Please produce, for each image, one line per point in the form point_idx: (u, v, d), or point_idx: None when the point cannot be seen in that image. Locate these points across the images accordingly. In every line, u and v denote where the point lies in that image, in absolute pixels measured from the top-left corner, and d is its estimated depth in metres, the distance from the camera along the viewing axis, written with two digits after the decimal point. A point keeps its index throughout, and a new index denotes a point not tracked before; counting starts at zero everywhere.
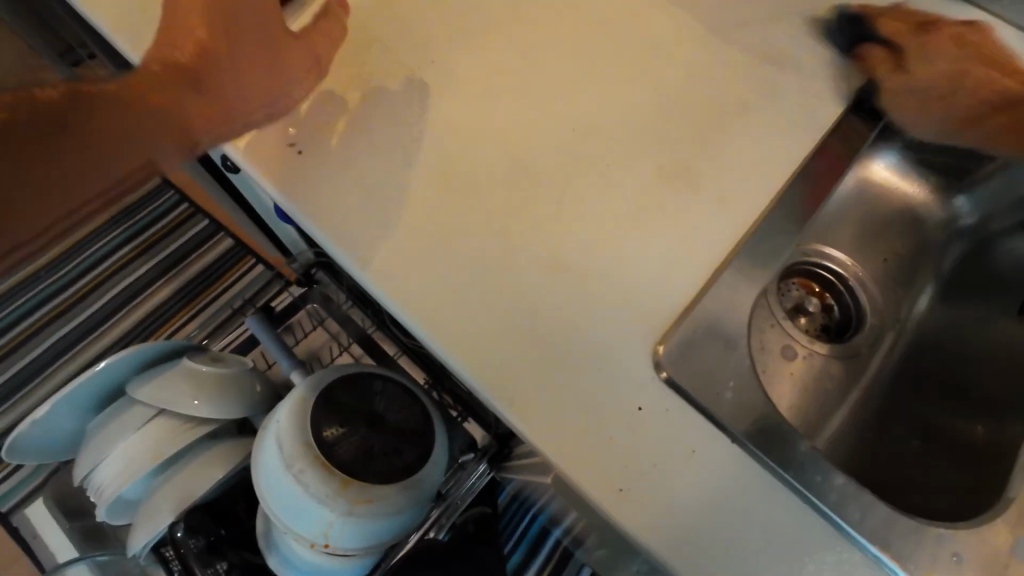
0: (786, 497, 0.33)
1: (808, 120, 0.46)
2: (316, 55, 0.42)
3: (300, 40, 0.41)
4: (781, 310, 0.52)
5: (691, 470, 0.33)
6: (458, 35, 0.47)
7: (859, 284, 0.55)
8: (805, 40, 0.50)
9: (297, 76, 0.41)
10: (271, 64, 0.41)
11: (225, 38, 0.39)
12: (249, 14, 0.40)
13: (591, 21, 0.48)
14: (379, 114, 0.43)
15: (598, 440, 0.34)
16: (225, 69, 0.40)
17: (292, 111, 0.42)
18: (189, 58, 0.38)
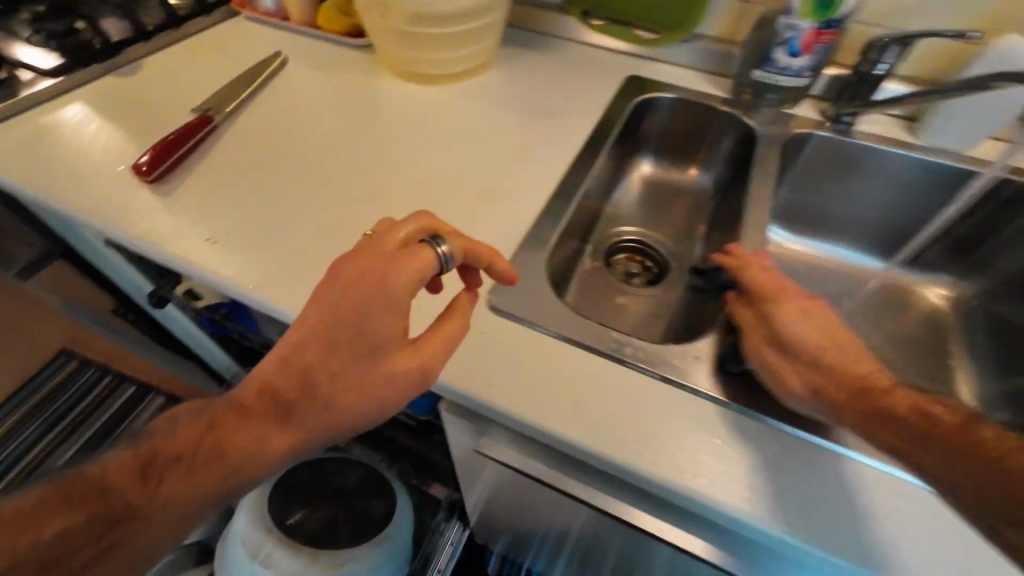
0: (593, 359, 0.50)
1: (567, 143, 0.69)
2: (423, 367, 0.44)
3: (420, 355, 0.44)
4: (613, 277, 0.72)
5: (531, 362, 0.49)
6: (313, 147, 0.66)
7: (658, 244, 0.77)
8: (551, 99, 0.75)
9: (399, 386, 0.44)
10: (376, 368, 0.43)
11: (342, 340, 0.42)
12: (375, 318, 0.42)
13: (406, 122, 0.71)
14: (260, 202, 0.59)
15: (464, 364, 0.49)
16: (336, 376, 0.42)
17: (192, 217, 0.57)
18: (297, 382, 0.42)
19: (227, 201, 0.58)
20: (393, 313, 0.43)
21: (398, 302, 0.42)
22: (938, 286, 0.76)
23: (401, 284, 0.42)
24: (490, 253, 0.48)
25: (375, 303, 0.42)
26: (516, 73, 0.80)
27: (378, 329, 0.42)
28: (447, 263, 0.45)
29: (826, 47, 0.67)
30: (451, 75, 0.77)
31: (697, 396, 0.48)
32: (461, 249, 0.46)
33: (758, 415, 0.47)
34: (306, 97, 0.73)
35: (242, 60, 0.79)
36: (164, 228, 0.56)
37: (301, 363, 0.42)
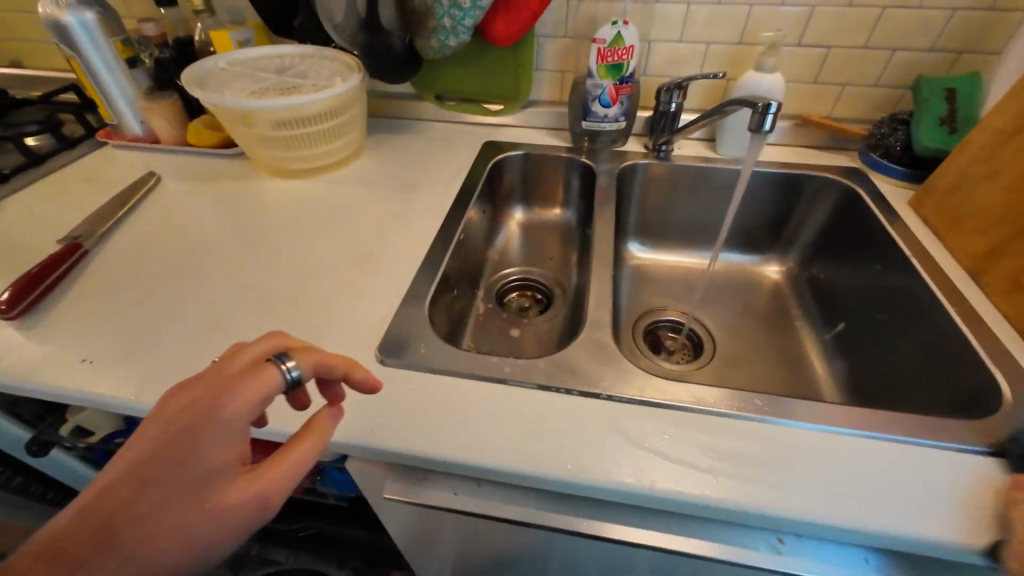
0: (500, 387, 0.52)
1: (438, 206, 0.77)
2: (261, 497, 0.39)
3: (264, 483, 0.39)
4: (507, 313, 0.79)
5: (441, 400, 0.51)
6: (193, 253, 0.68)
7: (541, 277, 0.86)
8: (420, 173, 0.85)
9: (229, 526, 0.37)
10: (204, 506, 0.36)
11: (165, 476, 0.36)
12: (207, 449, 0.37)
13: (286, 214, 0.76)
14: (138, 314, 0.59)
15: (373, 418, 0.50)
16: (152, 523, 0.34)
17: (62, 343, 0.56)
18: (92, 539, 0.33)
19: (102, 320, 0.58)
20: (228, 441, 0.38)
21: (235, 430, 0.38)
22: (774, 264, 0.91)
23: (242, 407, 0.38)
24: (349, 361, 0.46)
25: (205, 431, 0.37)
26: (387, 156, 0.89)
27: (209, 462, 0.37)
28: (298, 379, 0.42)
29: (628, 97, 0.83)
30: (325, 165, 0.85)
31: (601, 398, 0.51)
32: (315, 361, 0.44)
33: (655, 401, 0.50)
34: (183, 208, 0.77)
35: (112, 186, 0.81)
36: (29, 361, 0.54)
37: (100, 513, 0.34)
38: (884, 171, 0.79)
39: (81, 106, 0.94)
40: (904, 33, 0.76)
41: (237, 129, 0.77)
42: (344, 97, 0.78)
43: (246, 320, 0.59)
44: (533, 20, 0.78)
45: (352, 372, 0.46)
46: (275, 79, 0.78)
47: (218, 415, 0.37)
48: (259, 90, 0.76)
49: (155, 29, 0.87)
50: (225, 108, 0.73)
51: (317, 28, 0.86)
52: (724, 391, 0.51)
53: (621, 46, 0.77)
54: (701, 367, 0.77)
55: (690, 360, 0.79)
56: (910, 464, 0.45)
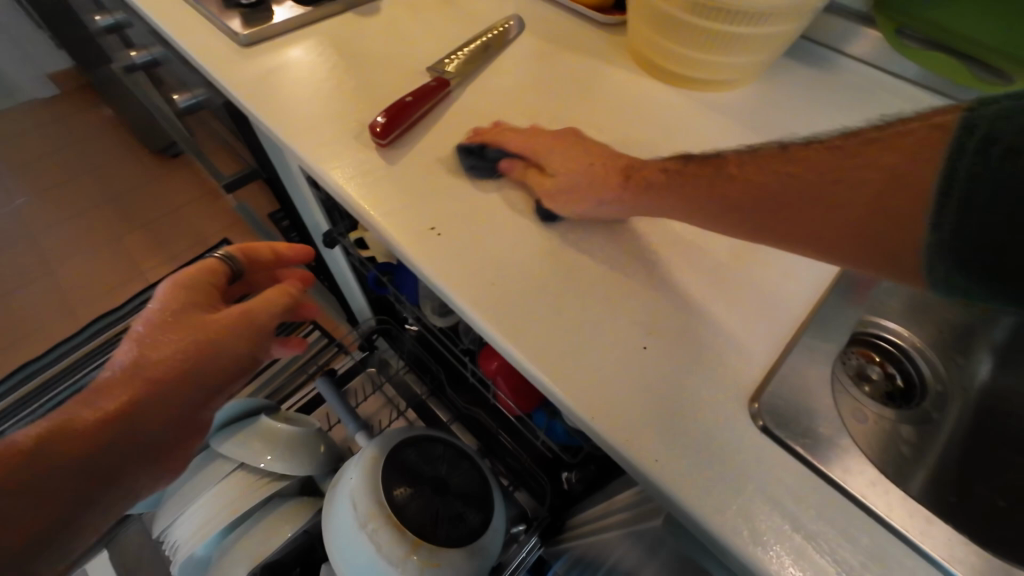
0: (908, 554, 0.35)
1: None
2: (267, 301, 0.53)
3: (242, 312, 0.50)
4: (851, 375, 0.56)
5: (821, 520, 0.36)
6: (545, 137, 0.58)
7: (918, 351, 0.59)
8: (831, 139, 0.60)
9: (259, 313, 0.51)
10: (199, 330, 0.48)
11: (160, 320, 0.47)
12: (197, 293, 0.51)
13: (650, 130, 0.60)
14: (483, 193, 0.52)
15: (729, 492, 0.37)
16: (156, 349, 0.46)
17: (414, 191, 0.52)
18: (149, 355, 0.46)
19: (449, 181, 0.53)
20: (208, 291, 0.52)
21: (213, 284, 0.53)
22: None
23: (218, 275, 0.54)
24: (270, 243, 0.61)
25: (189, 287, 0.50)
26: (790, 95, 0.65)
27: (202, 300, 0.50)
28: (232, 260, 0.56)
29: None
30: (711, 81, 0.64)
31: None
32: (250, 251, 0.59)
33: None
34: (544, 74, 0.65)
35: (475, 18, 0.73)
36: (384, 197, 0.52)
37: (139, 346, 0.46)
38: None
39: None
40: None
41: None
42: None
43: (586, 256, 0.49)
44: None
45: (280, 253, 0.61)
46: None
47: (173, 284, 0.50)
48: None
49: None
50: None
51: None
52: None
53: None
54: None
55: None
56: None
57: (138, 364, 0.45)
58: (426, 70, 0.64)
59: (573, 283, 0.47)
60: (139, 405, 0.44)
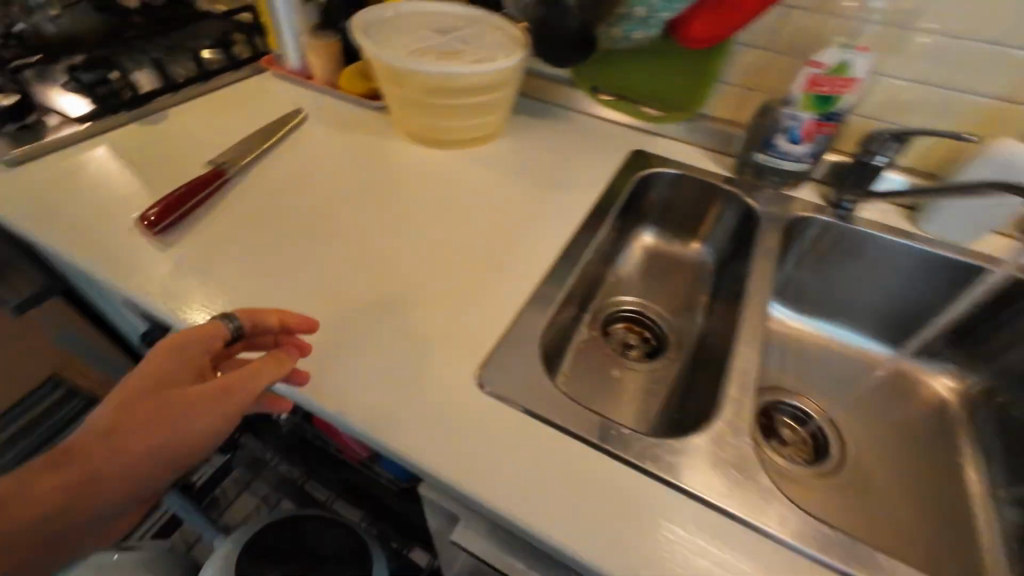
0: (602, 458, 0.46)
1: (567, 213, 0.70)
2: (252, 379, 0.45)
3: (221, 395, 0.43)
4: (609, 346, 0.71)
5: (537, 450, 0.46)
6: (321, 206, 0.68)
7: (656, 314, 0.76)
8: (555, 169, 0.78)
9: (239, 397, 0.44)
10: (171, 408, 0.41)
11: (137, 394, 0.42)
12: (182, 362, 0.44)
13: (413, 185, 0.73)
14: (262, 260, 0.60)
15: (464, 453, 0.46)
16: (123, 427, 0.40)
17: (194, 271, 0.58)
18: (114, 422, 0.40)
19: (229, 256, 0.60)
20: (199, 357, 0.46)
21: (205, 348, 0.46)
22: (948, 376, 0.74)
23: (212, 339, 0.47)
24: (279, 310, 0.51)
25: (178, 354, 0.45)
26: (525, 142, 0.82)
27: (182, 371, 0.44)
28: (235, 326, 0.48)
29: (827, 137, 0.69)
30: (466, 142, 0.80)
31: (720, 514, 0.43)
32: (255, 316, 0.50)
33: (779, 534, 0.42)
34: (323, 154, 0.77)
35: (261, 116, 0.83)
36: (164, 281, 0.57)
37: (110, 410, 0.41)
38: None
39: (254, 28, 0.97)
40: None
41: (389, 86, 0.74)
42: (498, 76, 0.72)
43: (354, 295, 0.57)
44: (743, 21, 0.63)
45: (287, 318, 0.51)
46: (438, 40, 0.74)
47: (167, 353, 0.45)
48: (422, 51, 0.72)
49: None
50: (384, 63, 0.70)
51: None
52: (876, 558, 0.41)
53: (843, 75, 0.63)
54: (823, 479, 0.65)
55: (811, 464, 0.67)
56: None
57: (104, 428, 0.40)
58: (208, 163, 0.71)
59: (342, 319, 0.55)
60: (99, 474, 0.39)
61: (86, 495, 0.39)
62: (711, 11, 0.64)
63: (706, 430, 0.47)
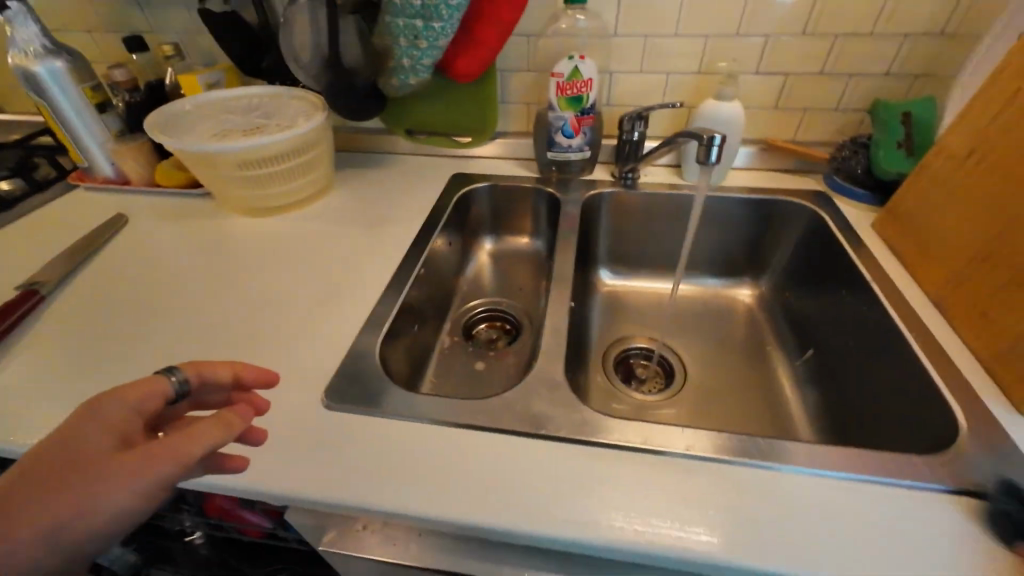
0: (448, 429, 0.50)
1: (401, 239, 0.77)
2: (189, 442, 0.36)
3: (147, 463, 0.34)
4: (473, 346, 0.78)
5: (387, 441, 0.49)
6: (153, 296, 0.69)
7: (509, 307, 0.85)
8: (385, 207, 0.85)
9: (171, 463, 0.35)
10: (77, 484, 0.33)
11: (42, 464, 0.33)
12: (101, 425, 0.36)
13: (251, 254, 0.76)
14: (89, 363, 0.59)
15: (317, 467, 0.47)
16: (14, 513, 0.31)
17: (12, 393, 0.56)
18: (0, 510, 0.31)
19: (52, 368, 0.58)
20: (128, 418, 0.37)
21: (136, 408, 0.38)
22: (746, 286, 0.91)
23: (146, 398, 0.39)
24: (234, 362, 0.45)
25: (97, 414, 0.36)
26: (355, 190, 0.90)
27: (98, 436, 0.35)
28: (180, 385, 0.42)
29: (591, 127, 0.84)
30: (297, 202, 0.85)
31: (552, 439, 0.49)
32: (204, 370, 0.44)
33: (602, 438, 0.48)
34: (151, 249, 0.77)
35: (77, 231, 0.82)
36: None
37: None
38: (851, 196, 0.78)
39: (56, 149, 0.96)
40: (851, 61, 0.78)
41: (202, 170, 0.77)
42: (306, 136, 0.78)
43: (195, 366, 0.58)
44: (492, 56, 0.78)
45: (241, 372, 0.46)
46: (240, 120, 0.79)
47: (93, 410, 0.36)
48: (226, 132, 0.77)
49: (126, 74, 0.86)
50: (187, 151, 0.73)
51: (284, 66, 0.87)
52: (680, 432, 0.49)
53: (580, 79, 0.78)
54: (673, 397, 0.76)
55: (664, 389, 0.78)
56: (861, 501, 0.44)
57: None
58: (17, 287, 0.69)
59: None
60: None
61: None
62: (462, 49, 0.76)
63: (534, 379, 0.55)
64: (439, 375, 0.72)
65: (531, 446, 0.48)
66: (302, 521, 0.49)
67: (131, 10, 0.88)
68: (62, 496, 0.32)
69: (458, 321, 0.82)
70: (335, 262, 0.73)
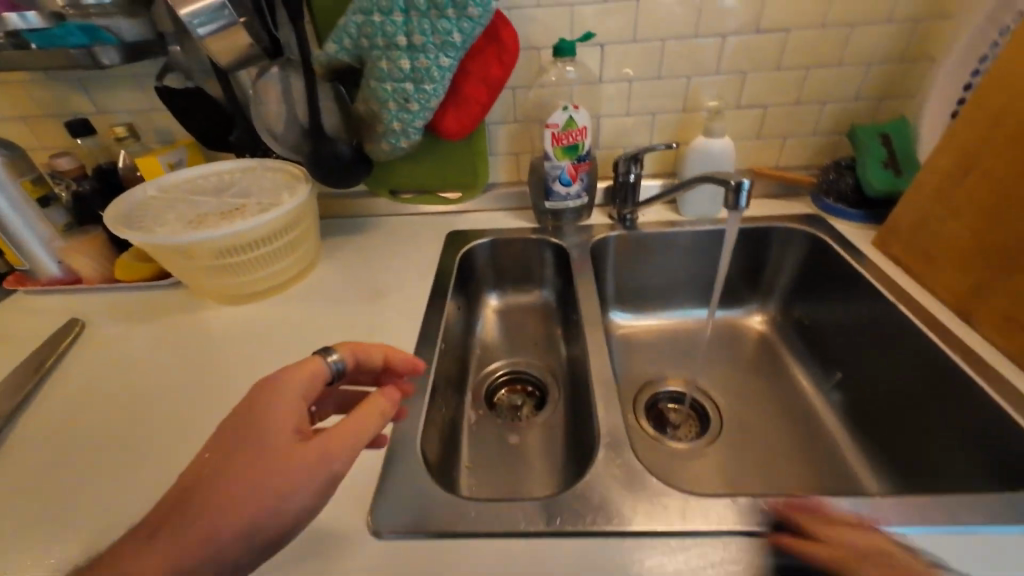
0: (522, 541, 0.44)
1: (409, 313, 0.71)
2: (356, 431, 0.41)
3: (329, 450, 0.39)
4: (499, 417, 0.72)
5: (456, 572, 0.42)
6: (126, 417, 0.59)
7: (528, 367, 0.80)
8: (382, 278, 0.79)
9: (345, 445, 0.40)
10: (272, 470, 0.37)
11: (244, 441, 0.38)
12: (285, 405, 0.41)
13: (238, 349, 0.67)
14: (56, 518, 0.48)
15: None
16: (243, 483, 0.36)
17: None
18: (220, 476, 0.37)
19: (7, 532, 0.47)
20: (302, 401, 0.42)
21: (309, 391, 0.43)
22: (755, 313, 0.90)
23: (314, 383, 0.44)
24: (384, 347, 0.52)
25: (282, 394, 0.41)
26: (345, 262, 0.83)
27: (283, 416, 0.40)
28: (339, 368, 0.47)
29: (588, 173, 0.83)
30: (282, 283, 0.77)
31: (632, 533, 0.44)
32: (357, 353, 0.50)
33: (694, 528, 0.43)
34: (115, 358, 0.67)
35: (21, 346, 0.70)
36: None
37: (219, 460, 0.38)
38: (843, 216, 0.81)
39: None
40: (826, 90, 0.82)
41: (175, 262, 0.69)
42: (291, 214, 0.72)
43: None
44: (480, 113, 0.75)
45: (390, 355, 0.52)
46: (215, 203, 0.72)
47: (279, 392, 0.42)
48: (198, 220, 0.69)
49: (73, 161, 0.77)
50: (157, 245, 0.65)
51: (254, 140, 0.81)
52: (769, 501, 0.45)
53: (575, 128, 0.77)
54: (714, 441, 0.73)
55: (703, 435, 0.74)
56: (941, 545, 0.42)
57: (203, 481, 0.37)
58: None
59: None
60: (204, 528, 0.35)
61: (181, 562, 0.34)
62: (449, 109, 0.74)
63: (597, 461, 0.50)
64: (470, 458, 0.65)
65: (612, 545, 0.43)
66: None
67: (73, 91, 0.80)
68: (263, 470, 0.37)
69: (477, 391, 0.76)
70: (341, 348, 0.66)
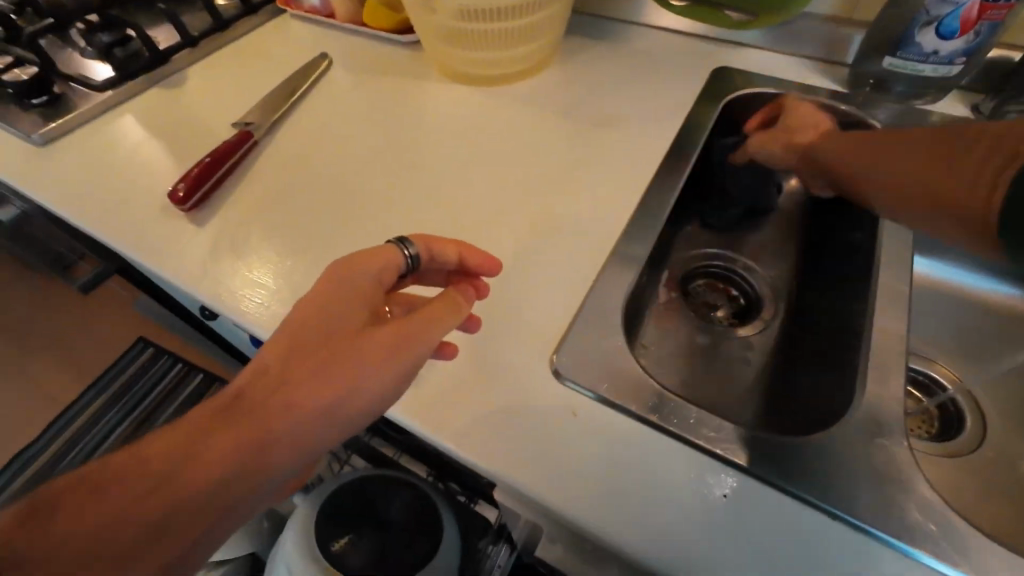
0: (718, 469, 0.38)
1: (641, 155, 0.59)
2: (436, 321, 0.38)
3: (408, 335, 0.37)
4: (690, 308, 0.62)
5: (629, 457, 0.39)
6: (356, 165, 0.61)
7: (745, 267, 0.65)
8: (621, 102, 0.65)
9: (424, 338, 0.37)
10: (352, 343, 0.36)
11: (305, 336, 0.36)
12: (337, 299, 0.37)
13: (458, 132, 0.64)
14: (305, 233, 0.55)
15: (544, 458, 0.40)
16: (314, 368, 0.35)
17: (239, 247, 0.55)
18: (283, 373, 0.34)
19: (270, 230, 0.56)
20: (347, 300, 0.38)
21: (370, 281, 0.40)
22: None
23: (357, 287, 0.39)
24: (460, 243, 0.44)
25: (341, 282, 0.38)
26: (582, 69, 0.70)
27: (346, 311, 0.37)
28: (409, 261, 0.42)
29: (995, 23, 0.51)
30: (510, 74, 0.67)
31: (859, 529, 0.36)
32: (432, 246, 0.44)
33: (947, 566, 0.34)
34: (353, 104, 0.69)
35: (285, 65, 0.75)
36: (207, 262, 0.54)
37: (277, 359, 0.35)
38: None
39: None
40: None
41: (420, 15, 0.63)
42: None
43: None
44: None
45: (467, 254, 0.44)
46: None
47: (333, 287, 0.38)
48: None
49: None
50: None
51: None
52: None
53: None
54: (956, 456, 0.55)
55: (941, 441, 0.56)
56: None
57: (275, 372, 0.34)
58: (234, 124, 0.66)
59: None
60: (276, 418, 0.33)
61: (264, 446, 0.33)
62: None
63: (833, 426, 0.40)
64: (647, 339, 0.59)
65: (828, 529, 0.36)
66: (510, 500, 0.44)
67: None
68: (335, 357, 0.35)
69: (675, 268, 0.65)
70: (558, 167, 0.58)
